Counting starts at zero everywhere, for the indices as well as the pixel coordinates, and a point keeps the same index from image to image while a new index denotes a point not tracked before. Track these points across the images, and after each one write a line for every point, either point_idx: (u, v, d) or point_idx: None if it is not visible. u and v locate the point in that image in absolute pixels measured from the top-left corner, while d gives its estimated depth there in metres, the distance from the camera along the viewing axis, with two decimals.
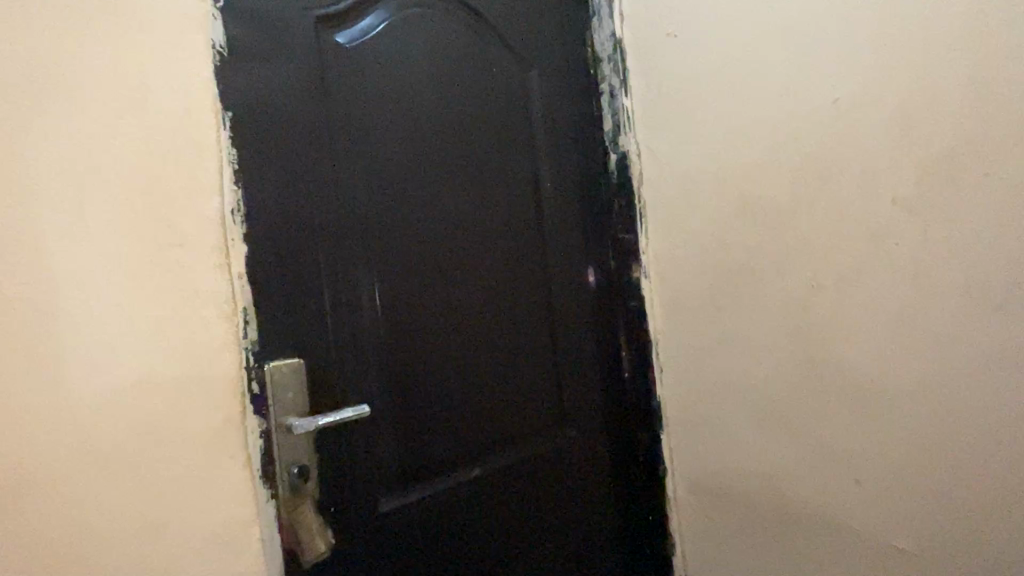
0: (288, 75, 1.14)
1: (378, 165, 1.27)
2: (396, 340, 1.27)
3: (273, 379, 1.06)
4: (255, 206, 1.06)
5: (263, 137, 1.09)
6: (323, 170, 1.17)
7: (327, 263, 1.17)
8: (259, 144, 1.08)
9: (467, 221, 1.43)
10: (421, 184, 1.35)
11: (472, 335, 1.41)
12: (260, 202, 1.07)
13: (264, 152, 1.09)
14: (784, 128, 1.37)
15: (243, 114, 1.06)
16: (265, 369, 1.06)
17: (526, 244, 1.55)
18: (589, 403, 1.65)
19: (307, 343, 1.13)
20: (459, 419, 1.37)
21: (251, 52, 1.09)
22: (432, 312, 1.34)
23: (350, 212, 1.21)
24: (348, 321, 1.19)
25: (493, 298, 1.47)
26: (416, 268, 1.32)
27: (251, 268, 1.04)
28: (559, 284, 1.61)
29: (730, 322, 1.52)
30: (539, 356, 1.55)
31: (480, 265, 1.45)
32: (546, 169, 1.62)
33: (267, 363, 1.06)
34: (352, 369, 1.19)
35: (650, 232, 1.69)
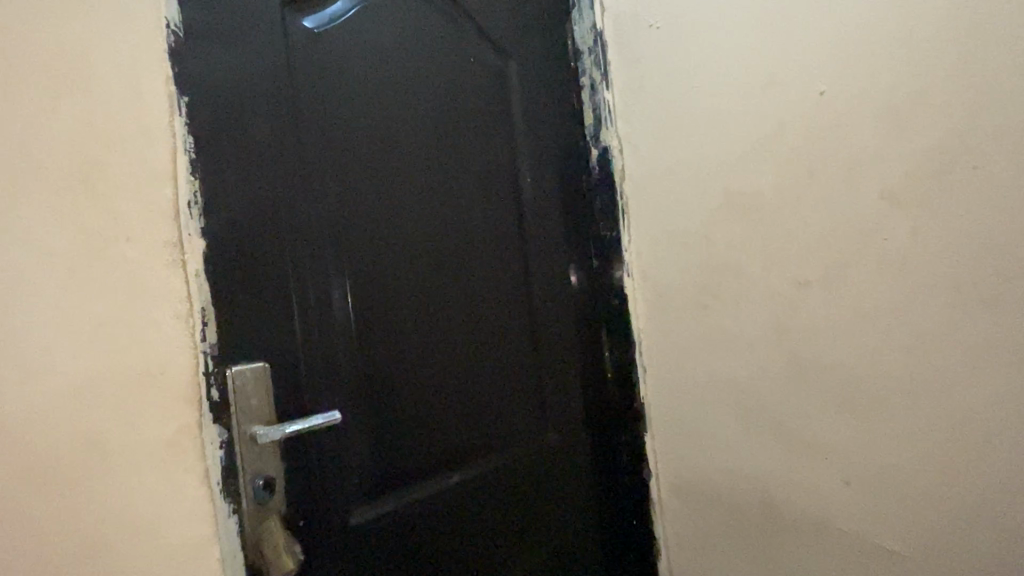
0: (251, 59, 1.06)
1: (349, 157, 1.20)
2: (369, 342, 1.21)
3: (235, 385, 0.99)
4: (215, 198, 0.99)
5: (224, 124, 1.01)
6: (290, 161, 1.10)
7: (295, 260, 1.10)
8: (220, 131, 1.01)
9: (444, 217, 1.37)
10: (395, 177, 1.28)
11: (449, 336, 1.35)
12: (221, 194, 1.00)
13: (226, 139, 1.01)
14: (769, 121, 1.33)
15: (202, 98, 0.98)
16: (227, 375, 0.98)
17: (506, 241, 1.50)
18: (571, 405, 1.61)
19: (272, 345, 1.06)
20: (437, 424, 1.31)
21: (211, 33, 1.01)
22: (407, 311, 1.28)
23: (319, 206, 1.14)
24: (317, 322, 1.12)
25: (472, 297, 1.41)
26: (391, 266, 1.26)
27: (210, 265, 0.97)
28: (540, 282, 1.56)
29: (715, 320, 1.48)
30: (519, 357, 1.50)
31: (458, 263, 1.39)
32: (526, 164, 1.57)
33: (228, 368, 0.99)
34: (322, 373, 1.13)
35: (632, 229, 1.65)
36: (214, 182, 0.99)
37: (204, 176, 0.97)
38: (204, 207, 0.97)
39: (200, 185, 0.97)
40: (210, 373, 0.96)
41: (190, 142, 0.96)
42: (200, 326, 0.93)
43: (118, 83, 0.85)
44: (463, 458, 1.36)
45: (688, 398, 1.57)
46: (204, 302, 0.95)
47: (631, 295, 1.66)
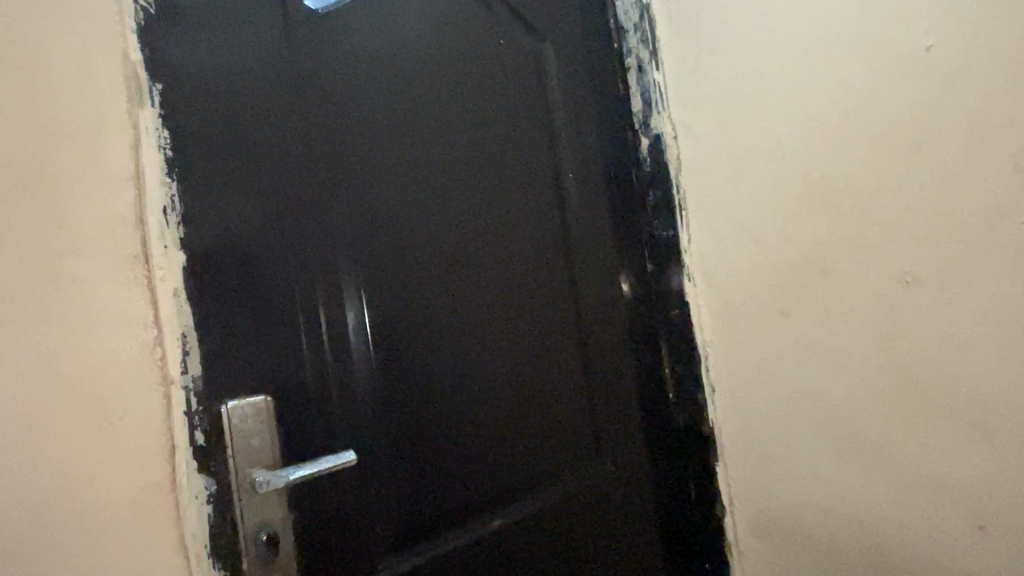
0: (248, 45, 0.92)
1: (363, 155, 1.04)
2: (389, 370, 1.03)
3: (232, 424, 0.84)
4: (204, 202, 0.84)
5: (213, 116, 0.87)
6: (294, 160, 0.95)
7: (298, 275, 0.94)
8: (208, 124, 0.86)
9: (474, 222, 1.20)
10: (415, 178, 1.11)
11: (483, 359, 1.17)
12: (210, 197, 0.85)
13: (217, 135, 0.87)
14: (861, 87, 1.11)
15: (185, 86, 0.84)
16: (223, 412, 0.83)
17: (546, 247, 1.32)
18: (628, 431, 1.40)
19: (280, 375, 0.90)
20: (476, 459, 1.13)
21: (195, 14, 0.87)
22: (436, 330, 1.11)
23: (327, 212, 0.98)
24: (327, 348, 0.96)
25: (508, 313, 1.23)
26: (413, 280, 1.09)
27: (194, 283, 0.81)
28: (585, 292, 1.36)
29: (800, 329, 1.25)
30: (564, 380, 1.30)
31: (492, 274, 1.21)
32: (568, 157, 1.39)
33: (224, 405, 0.83)
34: (339, 404, 0.96)
35: (693, 227, 1.42)
36: (203, 183, 0.84)
37: (189, 176, 0.82)
38: (187, 212, 0.81)
39: (181, 186, 0.82)
40: (202, 412, 0.80)
41: (167, 134, 0.81)
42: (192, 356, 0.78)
43: (64, 64, 0.72)
44: (503, 500, 1.16)
45: (769, 421, 1.33)
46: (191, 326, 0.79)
47: (694, 303, 1.43)
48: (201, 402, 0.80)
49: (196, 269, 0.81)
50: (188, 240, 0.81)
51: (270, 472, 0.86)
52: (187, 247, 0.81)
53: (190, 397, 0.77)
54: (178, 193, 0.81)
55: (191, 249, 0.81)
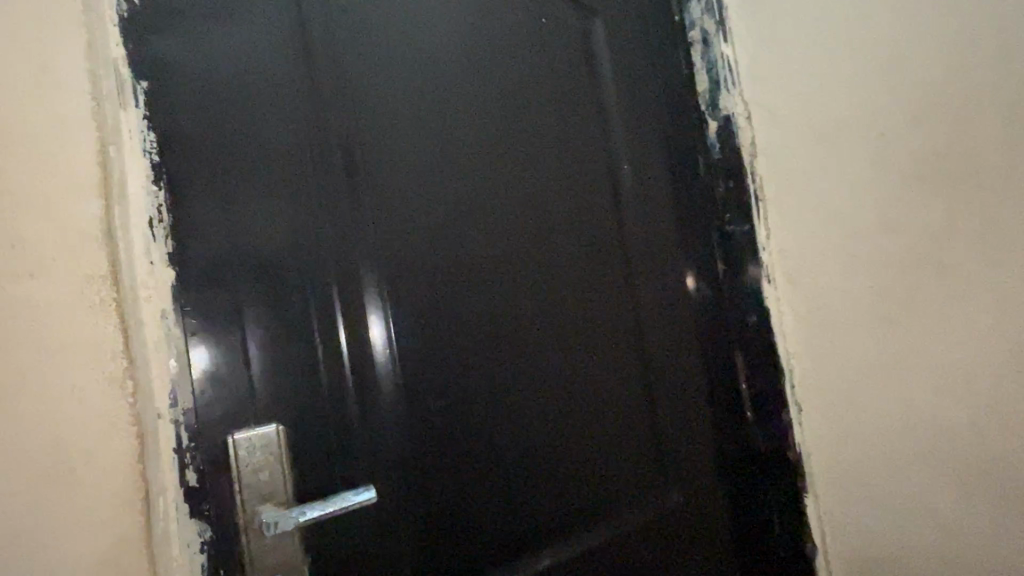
0: (259, 42, 0.86)
1: (381, 155, 0.94)
2: (416, 395, 0.92)
3: (239, 457, 0.77)
4: (200, 214, 0.77)
5: (208, 116, 0.80)
6: (300, 163, 0.87)
7: (307, 291, 0.85)
8: (201, 126, 0.79)
9: (513, 225, 1.07)
10: (443, 179, 1.01)
11: (525, 378, 1.04)
12: (204, 205, 0.78)
13: (212, 137, 0.80)
14: (999, 40, 0.91)
15: (175, 85, 0.78)
16: (229, 442, 0.76)
17: (597, 250, 1.16)
18: (699, 455, 1.22)
19: (293, 401, 0.82)
20: (518, 490, 1.00)
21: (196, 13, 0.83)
22: (472, 347, 0.99)
23: (345, 219, 0.90)
24: (344, 370, 0.87)
25: (553, 325, 1.09)
26: (442, 293, 0.97)
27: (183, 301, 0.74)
28: (643, 298, 1.20)
29: (910, 338, 1.04)
30: (621, 400, 1.15)
31: (533, 283, 1.08)
32: (623, 146, 1.23)
33: (233, 434, 0.77)
34: (359, 433, 0.87)
35: (772, 220, 1.22)
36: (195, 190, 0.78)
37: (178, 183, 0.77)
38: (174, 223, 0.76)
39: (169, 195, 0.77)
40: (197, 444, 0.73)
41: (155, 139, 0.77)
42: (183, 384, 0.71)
43: None
44: (548, 538, 1.02)
45: (866, 449, 1.12)
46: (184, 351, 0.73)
47: (775, 308, 1.22)
48: (197, 432, 0.73)
49: (188, 287, 0.75)
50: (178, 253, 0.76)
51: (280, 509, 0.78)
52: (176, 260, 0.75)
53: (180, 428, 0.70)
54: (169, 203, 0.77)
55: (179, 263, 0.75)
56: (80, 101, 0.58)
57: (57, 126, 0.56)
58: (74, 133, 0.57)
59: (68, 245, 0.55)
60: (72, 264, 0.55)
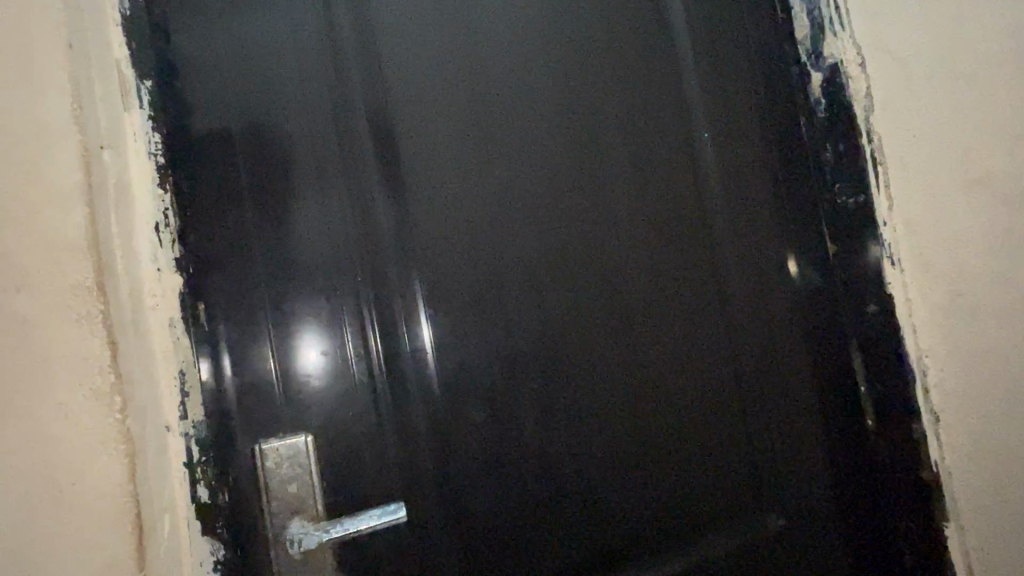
0: (275, 41, 0.83)
1: (409, 145, 0.88)
2: (453, 404, 0.84)
3: (267, 468, 0.74)
4: (218, 222, 0.77)
5: (224, 120, 0.79)
6: (323, 160, 0.83)
7: (335, 294, 0.81)
8: (215, 129, 0.78)
9: (568, 211, 0.95)
10: (479, 166, 0.91)
11: (585, 384, 0.92)
12: (222, 211, 0.77)
13: (231, 142, 0.79)
14: None
15: (188, 90, 0.78)
16: (256, 450, 0.74)
17: (667, 235, 1.00)
18: (805, 471, 1.02)
19: (324, 410, 0.78)
20: (579, 507, 0.89)
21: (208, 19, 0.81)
22: (521, 349, 0.89)
23: (377, 215, 0.84)
24: (372, 378, 0.81)
25: (615, 323, 0.95)
26: (481, 291, 0.88)
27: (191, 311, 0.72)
28: (726, 289, 1.02)
29: None
30: (702, 408, 0.97)
31: (589, 277, 0.95)
32: (701, 112, 1.04)
33: (261, 442, 0.74)
34: (396, 444, 0.80)
35: (894, 187, 0.96)
36: (203, 195, 0.77)
37: (188, 189, 0.76)
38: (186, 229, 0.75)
39: (178, 201, 0.75)
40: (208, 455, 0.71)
41: (162, 141, 0.75)
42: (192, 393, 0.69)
43: None
44: (611, 562, 0.90)
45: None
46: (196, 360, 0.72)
47: (901, 298, 0.96)
48: (209, 444, 0.72)
49: (198, 296, 0.74)
50: (189, 261, 0.75)
51: (309, 523, 0.74)
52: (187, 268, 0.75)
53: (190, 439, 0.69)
54: (178, 208, 0.75)
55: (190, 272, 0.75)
56: (61, 108, 0.54)
57: (36, 135, 0.53)
58: (54, 140, 0.54)
59: (51, 258, 0.53)
60: (57, 278, 0.53)
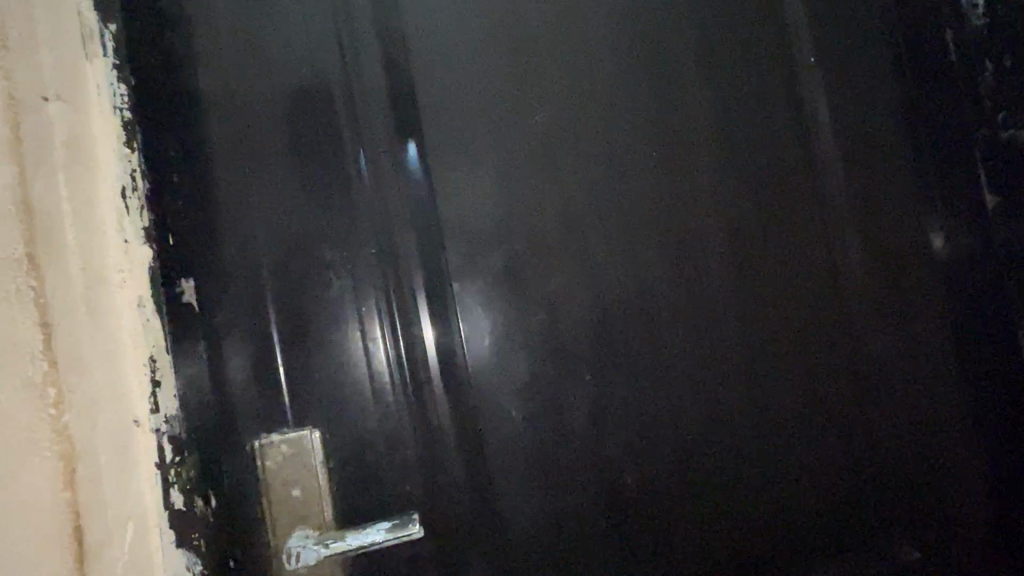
0: None
1: (423, 91, 0.72)
2: (481, 402, 0.70)
3: (264, 466, 0.64)
4: (200, 186, 0.66)
5: (205, 68, 0.68)
6: (323, 115, 0.70)
7: (340, 268, 0.69)
8: (197, 81, 0.68)
9: (627, 159, 0.75)
10: (512, 108, 0.74)
11: (650, 375, 0.73)
12: (205, 175, 0.67)
13: (215, 94, 0.68)
14: None
15: (167, 37, 0.67)
16: (255, 448, 0.64)
17: (761, 189, 0.77)
18: (956, 494, 0.76)
19: (328, 403, 0.67)
20: (639, 527, 0.71)
21: None
22: (565, 332, 0.72)
23: (387, 173, 0.71)
24: (385, 369, 0.69)
25: (688, 305, 0.74)
26: (514, 267, 0.72)
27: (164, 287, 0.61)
28: (843, 259, 0.77)
29: None
30: (810, 409, 0.75)
31: (653, 247, 0.75)
32: (809, 23, 0.79)
33: (257, 438, 0.65)
34: (413, 443, 0.68)
35: None
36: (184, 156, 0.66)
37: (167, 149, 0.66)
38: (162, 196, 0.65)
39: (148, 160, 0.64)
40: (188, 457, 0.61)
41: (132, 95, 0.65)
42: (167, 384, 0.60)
43: None
44: None
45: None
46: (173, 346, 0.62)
47: None
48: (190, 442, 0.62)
49: (172, 271, 0.64)
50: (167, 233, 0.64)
51: (316, 532, 0.64)
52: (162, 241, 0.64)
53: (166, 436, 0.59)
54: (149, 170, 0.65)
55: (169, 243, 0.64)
56: None
57: None
58: None
59: None
60: None
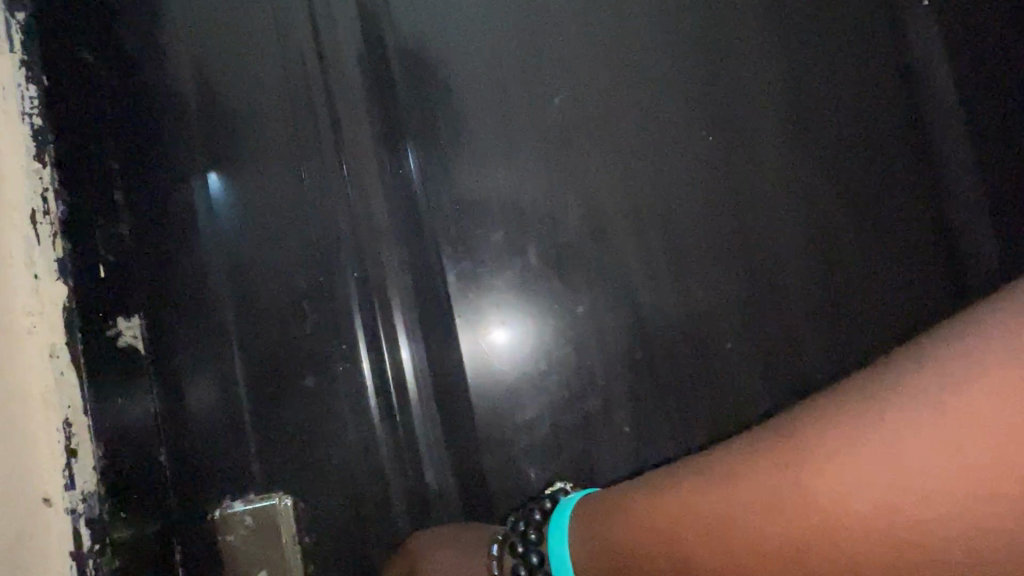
0: None
1: (416, 88, 0.60)
2: (489, 466, 0.57)
3: (226, 543, 0.54)
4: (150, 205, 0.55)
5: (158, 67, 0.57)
6: (299, 123, 0.59)
7: (321, 300, 0.58)
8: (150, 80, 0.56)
9: (673, 155, 0.60)
10: (529, 98, 0.60)
11: (705, 427, 0.58)
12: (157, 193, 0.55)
13: (169, 96, 0.57)
14: None
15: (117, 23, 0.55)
16: (215, 519, 0.54)
17: (840, 188, 0.60)
18: None
19: (307, 463, 0.56)
20: None
21: None
22: (596, 375, 0.58)
23: (378, 189, 0.60)
24: (373, 426, 0.57)
25: (750, 340, 0.59)
26: (526, 298, 0.58)
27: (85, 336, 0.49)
28: (943, 276, 0.60)
29: None
30: None
31: (705, 267, 0.59)
32: None
33: (219, 507, 0.54)
34: (410, 512, 0.56)
35: None
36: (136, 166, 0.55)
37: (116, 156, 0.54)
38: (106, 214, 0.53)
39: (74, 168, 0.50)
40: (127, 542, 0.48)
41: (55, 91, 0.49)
42: (87, 451, 0.46)
43: None
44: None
45: (898, 540, 0.24)
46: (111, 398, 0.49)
47: None
48: (134, 519, 0.49)
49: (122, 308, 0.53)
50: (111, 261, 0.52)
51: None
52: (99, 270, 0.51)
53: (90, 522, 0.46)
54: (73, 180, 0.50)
55: (115, 269, 0.52)
56: None
57: None
58: None
59: None
60: None
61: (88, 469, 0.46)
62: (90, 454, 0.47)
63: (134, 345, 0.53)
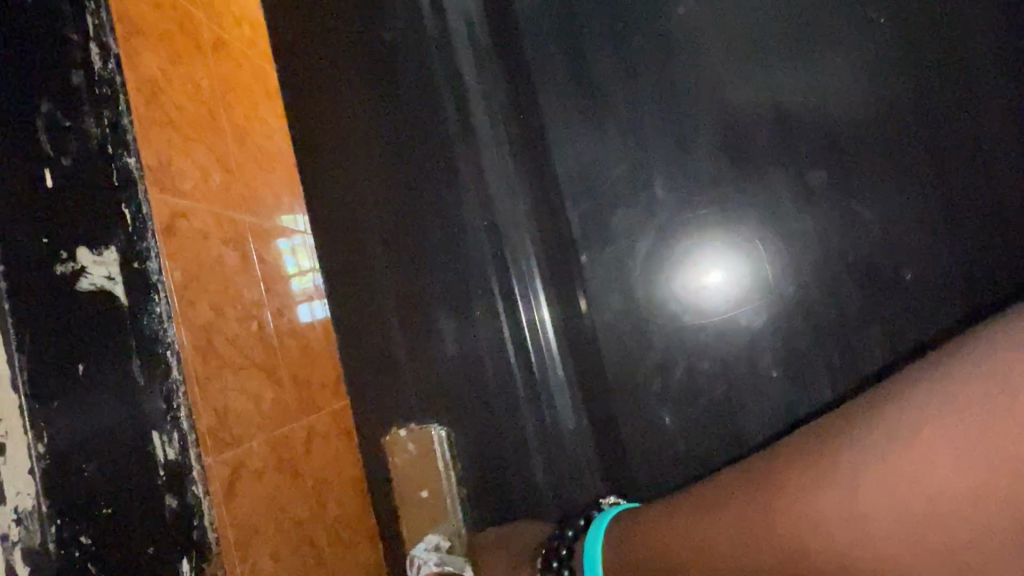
0: None
1: (541, 11, 0.61)
2: (625, 402, 0.59)
3: (394, 463, 0.60)
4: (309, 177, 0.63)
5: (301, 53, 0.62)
6: (424, 81, 0.61)
7: (455, 251, 0.60)
8: (283, 39, 0.63)
9: (781, 82, 0.57)
10: (651, 33, 0.59)
11: (850, 354, 0.55)
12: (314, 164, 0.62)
13: (311, 78, 0.62)
14: None
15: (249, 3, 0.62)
16: (385, 442, 0.61)
17: (967, 83, 0.54)
18: None
19: (452, 405, 0.59)
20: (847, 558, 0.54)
21: None
22: (727, 308, 0.57)
23: (502, 139, 0.61)
24: (510, 373, 0.59)
25: (943, 260, 0.54)
26: (659, 228, 0.58)
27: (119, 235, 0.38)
28: None
29: None
30: None
31: (879, 185, 0.55)
32: None
33: (387, 432, 0.61)
34: (549, 450, 0.59)
35: None
36: (244, 117, 0.56)
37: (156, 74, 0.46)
38: (204, 151, 0.50)
39: (139, 88, 0.43)
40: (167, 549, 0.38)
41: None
42: (150, 404, 0.38)
43: None
44: None
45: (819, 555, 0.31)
46: (168, 357, 0.40)
47: None
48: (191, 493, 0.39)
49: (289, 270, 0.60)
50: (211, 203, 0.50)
51: (446, 543, 0.57)
52: (190, 204, 0.47)
53: (30, 559, 0.28)
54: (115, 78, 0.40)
55: (97, 189, 0.37)
56: None
57: None
58: None
59: None
60: None
61: (23, 476, 0.29)
62: (20, 453, 0.29)
63: (111, 292, 0.36)
